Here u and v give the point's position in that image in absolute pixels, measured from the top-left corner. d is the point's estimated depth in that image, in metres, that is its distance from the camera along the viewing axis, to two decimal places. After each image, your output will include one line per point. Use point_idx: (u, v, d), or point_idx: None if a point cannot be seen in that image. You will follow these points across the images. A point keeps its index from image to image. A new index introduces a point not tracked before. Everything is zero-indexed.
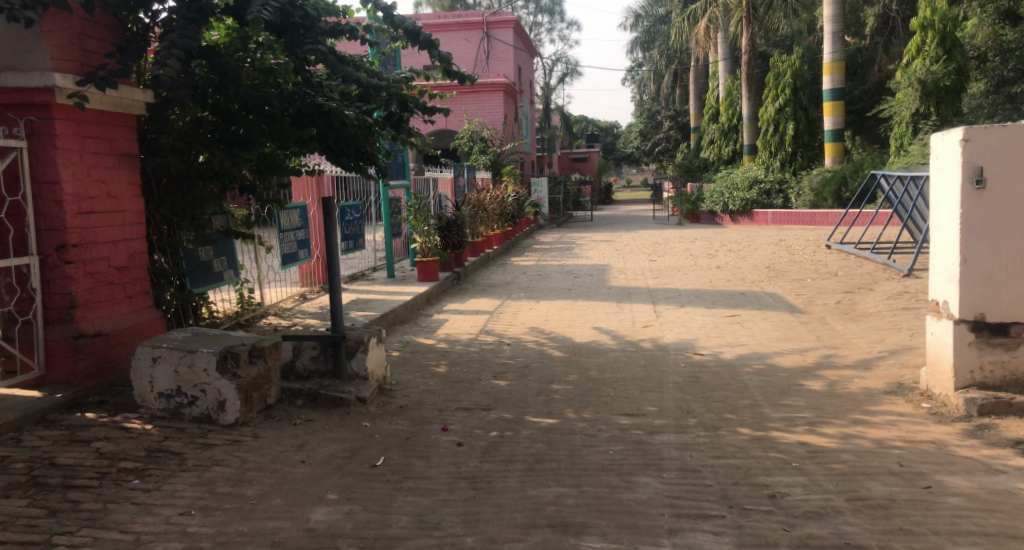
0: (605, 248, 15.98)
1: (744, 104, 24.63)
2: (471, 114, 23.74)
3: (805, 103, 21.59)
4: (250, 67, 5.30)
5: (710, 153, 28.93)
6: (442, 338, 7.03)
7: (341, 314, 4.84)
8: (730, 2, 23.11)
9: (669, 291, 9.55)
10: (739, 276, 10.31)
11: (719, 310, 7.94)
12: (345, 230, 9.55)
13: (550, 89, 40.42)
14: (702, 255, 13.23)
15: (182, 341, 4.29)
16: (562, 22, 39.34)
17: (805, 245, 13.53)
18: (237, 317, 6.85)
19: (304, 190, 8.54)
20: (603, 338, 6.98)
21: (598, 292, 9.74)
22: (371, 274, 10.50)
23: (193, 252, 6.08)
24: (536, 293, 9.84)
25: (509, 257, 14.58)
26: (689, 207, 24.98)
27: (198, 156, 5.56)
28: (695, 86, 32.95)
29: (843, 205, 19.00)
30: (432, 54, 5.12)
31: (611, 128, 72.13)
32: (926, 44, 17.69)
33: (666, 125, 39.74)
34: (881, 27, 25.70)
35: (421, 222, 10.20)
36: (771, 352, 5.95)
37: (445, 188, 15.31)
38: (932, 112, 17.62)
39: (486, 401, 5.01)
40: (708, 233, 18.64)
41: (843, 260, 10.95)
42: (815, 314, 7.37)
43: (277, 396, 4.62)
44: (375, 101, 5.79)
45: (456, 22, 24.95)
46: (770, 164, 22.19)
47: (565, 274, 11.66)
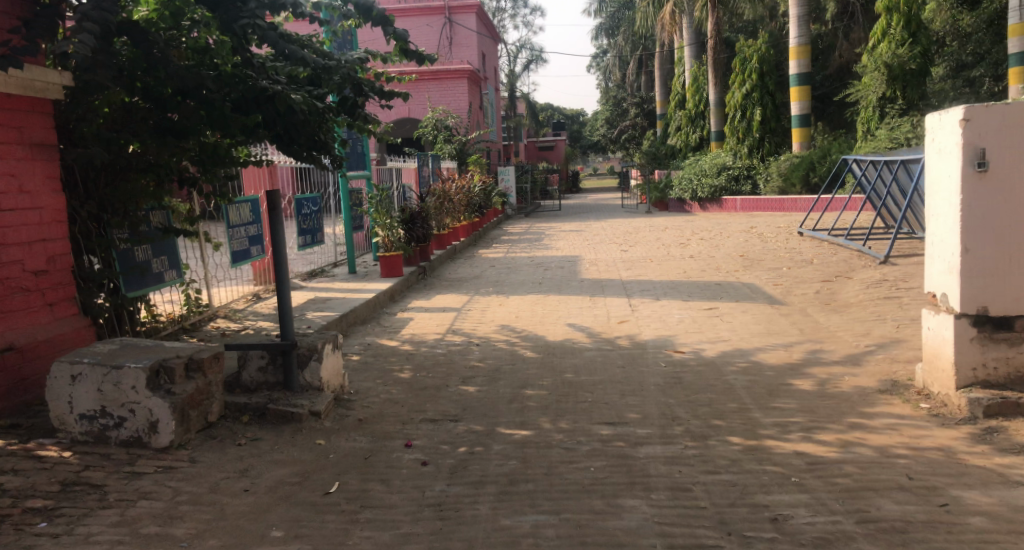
0: (575, 238, 15.63)
1: (710, 90, 24.48)
2: (435, 101, 23.14)
3: (771, 88, 21.49)
4: (183, 47, 4.79)
5: (677, 140, 28.77)
6: (406, 339, 6.57)
7: (291, 319, 4.38)
8: None
9: (643, 283, 9.22)
10: (713, 266, 10.03)
11: (696, 303, 7.63)
12: (302, 224, 9.00)
13: (515, 76, 39.92)
14: (674, 244, 12.94)
15: (107, 355, 3.78)
16: (525, 9, 38.81)
17: (776, 232, 13.35)
18: (182, 321, 6.30)
19: (254, 181, 7.92)
20: (577, 335, 6.60)
21: (570, 285, 9.37)
22: (332, 270, 9.99)
23: (128, 252, 5.48)
24: (505, 287, 9.43)
25: (477, 249, 14.14)
26: (657, 195, 24.85)
27: (128, 146, 5.04)
28: (660, 72, 32.72)
29: (811, 190, 18.90)
30: (386, 31, 4.65)
31: (577, 117, 71.92)
32: (891, 27, 17.55)
33: (632, 112, 39.56)
34: (841, 13, 25.46)
35: (383, 215, 9.69)
36: (755, 348, 5.63)
37: (409, 178, 14.79)
38: (898, 96, 17.57)
39: (453, 411, 4.59)
40: (678, 221, 18.40)
41: (817, 247, 10.72)
42: (796, 305, 7.09)
43: (220, 413, 4.14)
44: (326, 84, 5.31)
45: (417, 8, 24.26)
46: (737, 150, 22.03)
47: (534, 267, 11.28)
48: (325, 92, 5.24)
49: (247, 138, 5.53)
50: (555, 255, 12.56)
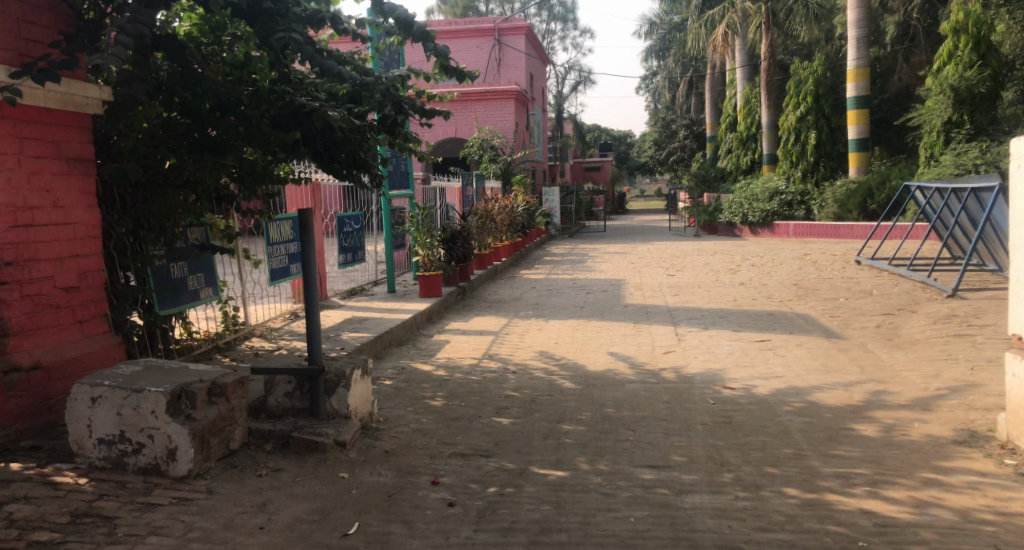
0: (620, 260, 15.31)
1: (763, 113, 23.96)
2: (482, 122, 23.14)
3: (827, 111, 20.86)
4: (222, 63, 4.70)
5: (728, 163, 28.22)
6: (441, 364, 6.35)
7: (319, 343, 4.20)
8: (749, 7, 22.57)
9: (690, 310, 8.86)
10: (765, 295, 9.60)
11: (747, 334, 7.26)
12: (342, 242, 8.91)
13: (563, 97, 39.87)
14: (723, 270, 12.52)
15: (129, 377, 3.65)
16: (575, 30, 38.82)
17: (832, 260, 12.82)
18: (217, 339, 6.18)
19: (297, 198, 7.83)
20: (619, 366, 6.30)
21: (614, 311, 9.05)
22: (371, 288, 9.87)
23: (164, 268, 5.40)
24: (546, 311, 9.16)
25: (519, 270, 13.93)
26: (706, 218, 24.34)
27: (165, 162, 4.96)
28: (712, 94, 32.27)
29: (869, 217, 18.21)
30: (427, 47, 4.49)
31: (625, 138, 71.64)
32: (959, 49, 16.90)
33: (682, 134, 39.09)
34: (901, 35, 25.31)
35: (423, 234, 9.55)
36: (812, 387, 5.25)
37: (453, 198, 14.72)
38: (966, 120, 16.83)
39: (485, 446, 4.34)
40: (727, 246, 17.91)
41: (877, 278, 10.21)
42: (856, 340, 6.66)
43: (242, 440, 3.96)
44: (366, 102, 5.17)
45: (467, 29, 24.49)
46: (791, 175, 21.44)
47: (578, 290, 10.99)
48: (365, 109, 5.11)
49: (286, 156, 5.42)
50: (599, 279, 12.27)
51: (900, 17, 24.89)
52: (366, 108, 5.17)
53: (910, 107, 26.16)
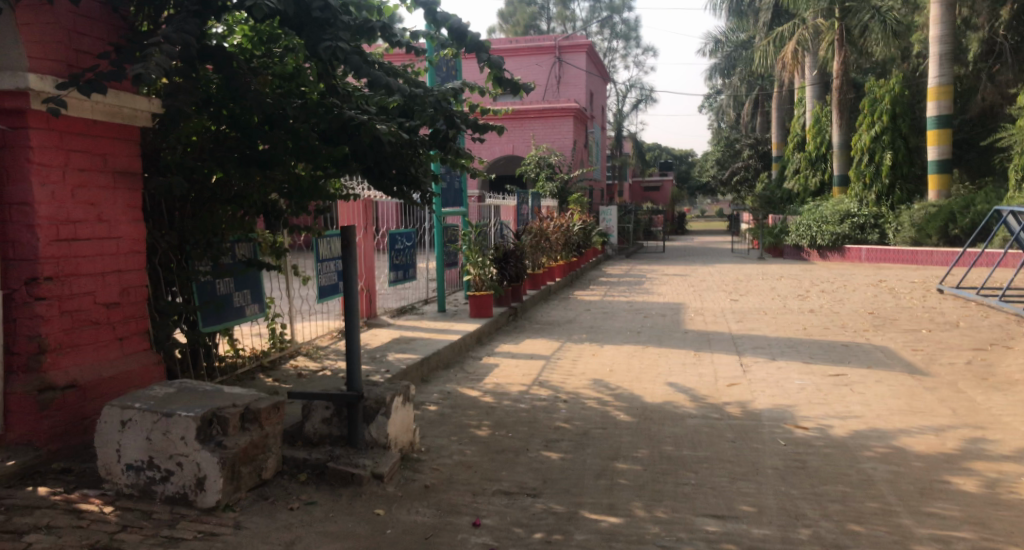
0: (680, 283, 14.81)
1: (834, 133, 23.10)
2: (540, 139, 22.97)
3: (904, 131, 19.94)
4: (270, 74, 4.57)
5: (794, 184, 27.30)
6: (488, 390, 6.04)
7: (359, 369, 3.97)
8: (821, 23, 21.88)
9: (755, 338, 8.37)
10: (838, 324, 9.04)
11: (819, 367, 6.76)
12: (394, 259, 8.78)
13: (623, 116, 39.47)
14: (791, 296, 11.93)
15: (161, 400, 3.48)
16: (637, 48, 38.48)
17: (911, 288, 12.10)
18: (262, 357, 6.03)
19: (348, 214, 7.71)
20: (678, 397, 5.89)
21: (673, 337, 8.62)
22: (422, 307, 9.69)
23: (209, 284, 5.27)
24: (601, 335, 8.80)
25: (574, 291, 13.61)
26: (771, 240, 23.51)
27: (212, 176, 4.81)
28: (779, 113, 31.41)
29: (950, 243, 17.23)
30: (480, 58, 4.24)
31: (686, 158, 70.68)
32: None
33: (746, 154, 38.14)
34: (985, 52, 23.72)
35: (475, 252, 9.33)
36: (896, 431, 4.76)
37: (509, 216, 14.55)
38: None
39: (533, 484, 4.02)
40: (793, 270, 17.18)
41: (963, 310, 9.54)
42: (944, 379, 6.12)
43: (276, 469, 3.74)
44: (417, 116, 4.98)
45: (528, 47, 24.53)
46: (864, 197, 20.54)
47: (635, 313, 10.59)
48: (416, 123, 4.92)
49: (336, 171, 5.27)
50: (659, 302, 11.84)
51: (984, 34, 23.27)
52: (417, 122, 4.97)
53: (996, 126, 25.13)
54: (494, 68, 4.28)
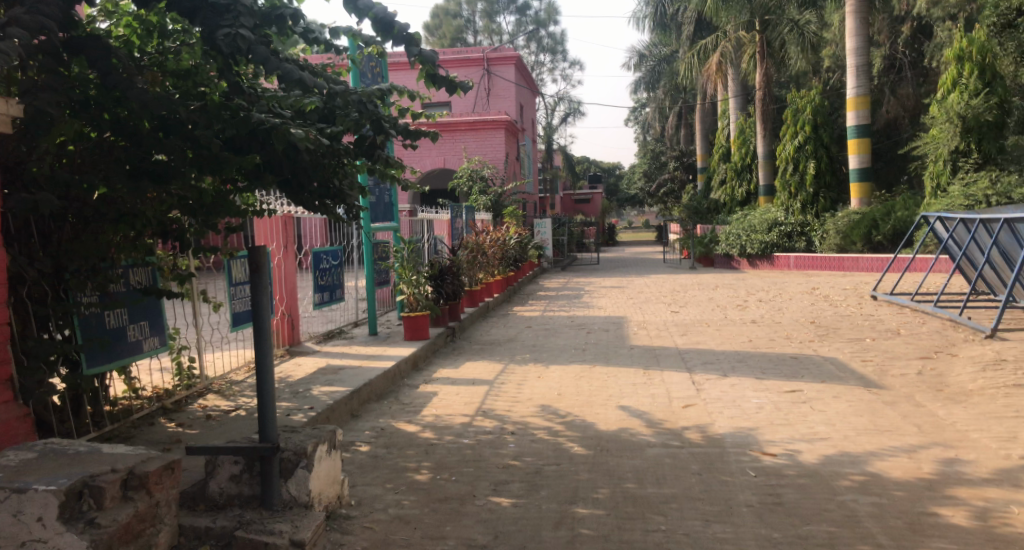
0: (619, 295, 14.56)
1: (759, 143, 23.50)
2: (471, 152, 22.48)
3: (825, 140, 20.44)
4: (160, 70, 3.88)
5: (722, 194, 27.77)
6: (427, 424, 5.46)
7: (273, 415, 3.33)
8: (744, 36, 22.24)
9: (703, 352, 8.06)
10: (782, 335, 8.83)
11: (774, 383, 6.48)
12: (319, 280, 8.09)
13: (552, 129, 39.47)
14: (731, 306, 11.77)
15: (11, 472, 2.75)
16: (564, 62, 38.61)
17: (845, 295, 12.16)
18: (166, 397, 5.25)
19: (266, 232, 7.00)
20: (633, 423, 5.46)
21: (618, 354, 8.21)
22: (351, 330, 9.00)
23: (96, 319, 4.50)
24: (543, 354, 8.31)
25: (512, 306, 13.14)
26: (702, 250, 23.74)
27: (93, 192, 4.05)
28: (703, 125, 31.91)
29: (873, 249, 17.60)
30: (410, 53, 3.70)
31: (613, 170, 71.68)
32: (963, 76, 16.49)
33: (671, 165, 38.76)
34: (888, 68, 25.94)
35: (408, 270, 8.72)
36: (868, 454, 4.44)
37: (442, 231, 14.00)
38: (974, 149, 16.40)
39: (481, 540, 3.48)
40: (727, 279, 17.19)
41: (901, 317, 9.55)
42: (901, 392, 5.93)
43: (169, 545, 3.07)
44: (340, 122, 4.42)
45: (456, 59, 24.12)
46: (790, 206, 20.88)
47: (576, 329, 10.16)
48: (340, 130, 4.36)
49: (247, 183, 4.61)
50: (599, 316, 11.49)
51: (886, 50, 25.54)
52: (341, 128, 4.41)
53: (899, 137, 26.84)
54: (426, 62, 3.74)
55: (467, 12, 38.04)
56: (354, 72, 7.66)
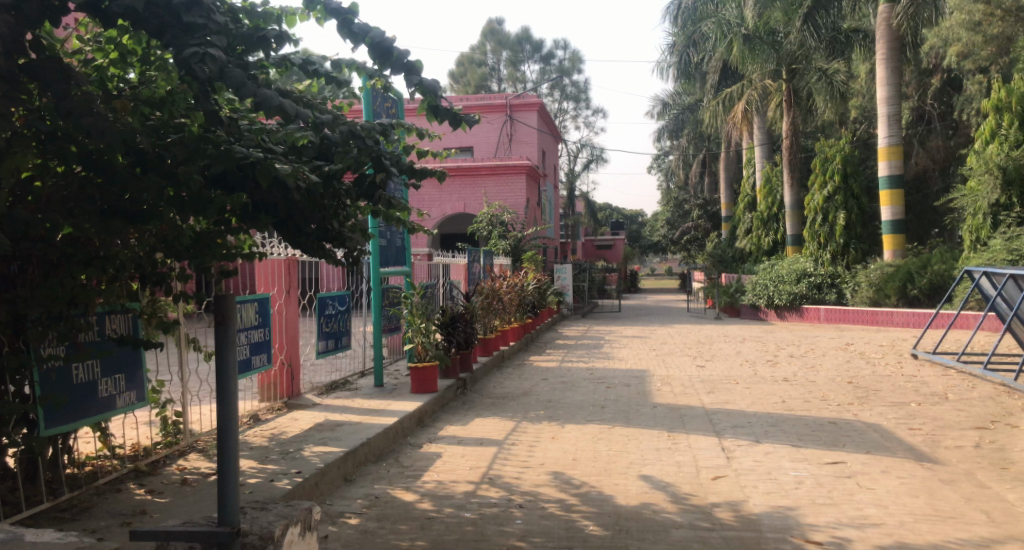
0: (641, 346, 13.95)
1: (786, 193, 22.96)
2: (491, 197, 22.18)
3: (856, 191, 19.90)
4: (135, 100, 3.49)
5: (747, 243, 27.20)
6: (427, 492, 4.92)
7: (234, 492, 2.81)
8: (769, 85, 21.90)
9: (733, 414, 7.44)
10: (819, 396, 8.19)
11: (813, 453, 5.86)
12: (323, 326, 7.65)
13: (574, 175, 39.34)
14: (761, 361, 11.13)
15: None
16: (587, 110, 38.67)
17: (883, 353, 11.45)
18: (144, 456, 4.78)
19: (268, 277, 6.59)
20: (657, 497, 4.88)
21: (640, 413, 7.61)
22: (356, 380, 8.50)
23: (64, 372, 4.05)
24: (560, 411, 7.73)
25: (529, 356, 12.59)
26: (727, 299, 23.11)
27: (59, 231, 3.61)
28: (727, 174, 31.49)
29: (909, 303, 16.85)
30: (409, 81, 3.32)
31: (637, 217, 71.44)
32: (1002, 127, 16.00)
33: (695, 214, 38.41)
34: (916, 119, 25.62)
35: (419, 317, 8.13)
36: (933, 547, 3.84)
37: (458, 275, 13.61)
38: (1016, 203, 15.73)
39: None
40: (755, 331, 16.50)
41: (947, 380, 8.86)
42: (959, 469, 5.29)
43: None
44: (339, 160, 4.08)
45: (479, 105, 24.15)
46: (819, 256, 20.22)
47: (596, 383, 9.57)
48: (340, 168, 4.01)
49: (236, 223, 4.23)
50: (620, 368, 10.89)
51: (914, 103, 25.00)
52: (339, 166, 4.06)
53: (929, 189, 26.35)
54: (426, 92, 3.36)
55: (491, 61, 38.39)
56: (367, 96, 7.41)
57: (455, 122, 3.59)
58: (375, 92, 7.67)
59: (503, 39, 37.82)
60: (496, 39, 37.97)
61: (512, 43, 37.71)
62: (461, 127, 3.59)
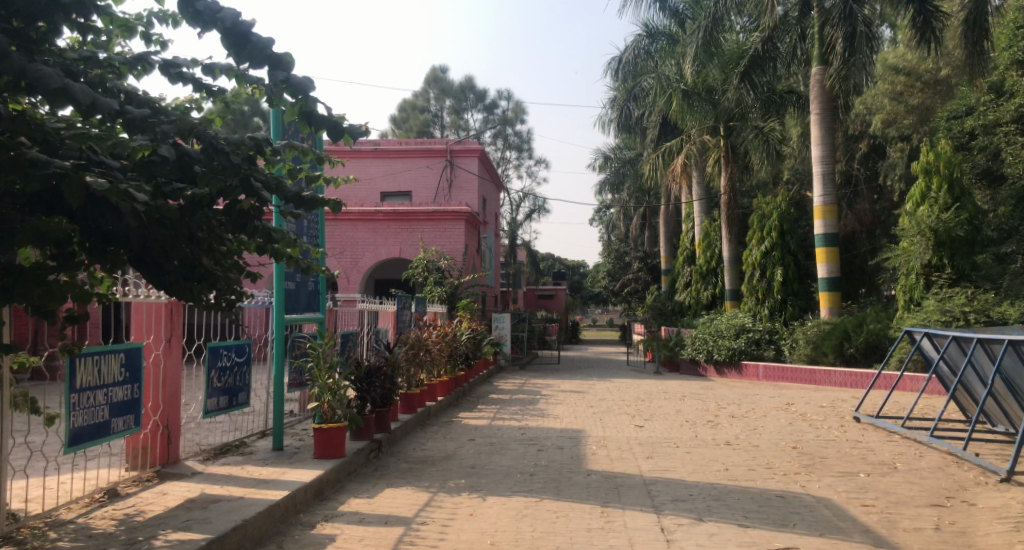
0: (578, 402, 13.23)
1: (724, 248, 22.90)
2: (428, 243, 21.41)
3: (792, 248, 20.07)
4: None
5: (687, 296, 27.08)
6: None
7: None
8: (708, 141, 22.03)
9: (674, 485, 6.74)
10: (764, 464, 7.59)
11: (763, 536, 5.18)
12: (215, 381, 6.70)
13: (517, 224, 39.01)
14: (702, 422, 10.52)
15: None
16: (530, 159, 38.60)
17: (825, 415, 11.00)
18: None
19: (142, 324, 5.71)
20: None
21: (572, 483, 6.82)
22: (253, 442, 7.53)
23: None
24: (483, 480, 6.88)
25: (458, 412, 11.71)
26: (667, 353, 22.80)
27: None
28: (666, 228, 31.54)
29: (846, 362, 16.69)
30: (273, 74, 2.98)
31: (579, 268, 71.56)
32: (932, 190, 16.29)
33: (636, 266, 38.42)
34: (845, 182, 26.21)
35: (325, 371, 7.15)
36: None
37: (386, 323, 12.74)
38: (946, 264, 15.74)
39: None
40: (695, 388, 15.97)
41: (893, 447, 8.41)
42: None
43: None
44: (201, 183, 3.52)
45: (418, 149, 23.62)
46: (757, 312, 20.09)
47: (526, 445, 8.77)
48: (201, 192, 3.46)
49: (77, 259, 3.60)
50: (555, 428, 10.12)
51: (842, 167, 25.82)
52: (200, 191, 3.49)
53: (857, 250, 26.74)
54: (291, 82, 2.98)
55: (434, 107, 38.09)
56: (276, 119, 6.77)
57: (333, 132, 3.18)
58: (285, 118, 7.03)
59: (446, 87, 37.63)
60: (439, 86, 37.76)
61: (456, 91, 37.55)
62: (340, 136, 3.17)
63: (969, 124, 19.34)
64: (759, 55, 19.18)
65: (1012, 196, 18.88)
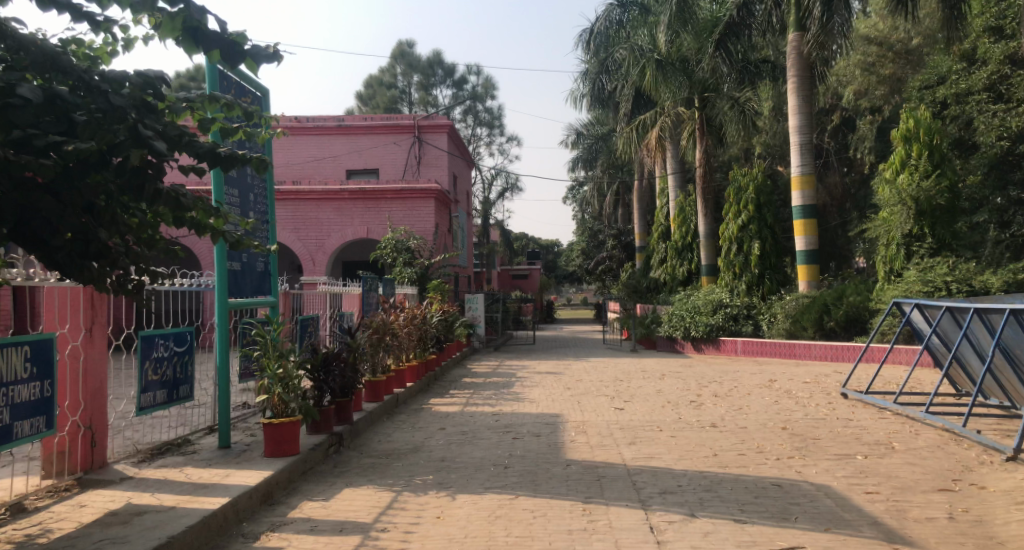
0: (555, 384, 12.67)
1: (699, 222, 22.36)
2: (396, 222, 20.64)
3: (769, 221, 19.58)
4: None
5: (662, 272, 26.69)
6: None
7: None
8: (682, 112, 21.41)
9: (659, 474, 6.19)
10: (754, 449, 7.09)
11: (761, 533, 4.64)
12: (148, 375, 5.94)
13: (488, 203, 38.23)
14: (685, 403, 10.01)
15: None
16: (501, 136, 37.74)
17: (811, 392, 10.56)
18: None
19: (53, 310, 4.97)
20: None
21: (550, 475, 6.23)
22: (198, 441, 6.79)
23: None
24: (452, 476, 6.24)
25: (428, 398, 11.07)
26: (643, 331, 22.34)
27: None
28: (639, 205, 31.06)
29: (825, 336, 16.34)
30: None
31: (554, 248, 70.84)
32: (911, 157, 15.92)
33: (609, 244, 37.98)
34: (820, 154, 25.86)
35: (273, 360, 6.41)
36: None
37: (350, 305, 12.05)
38: (927, 234, 15.41)
39: None
40: (674, 367, 15.47)
41: (888, 425, 7.96)
42: None
43: None
44: (82, 134, 2.82)
45: (384, 125, 22.74)
46: (735, 287, 19.70)
47: (500, 433, 8.18)
48: (82, 146, 2.76)
49: None
50: (530, 413, 9.52)
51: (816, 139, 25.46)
52: (82, 144, 2.78)
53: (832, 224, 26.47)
54: None
55: (401, 84, 36.98)
56: (211, 71, 6.12)
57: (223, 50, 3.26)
58: (219, 72, 6.37)
59: (413, 62, 36.47)
60: (406, 62, 36.63)
61: (423, 67, 36.46)
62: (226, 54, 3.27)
63: (941, 92, 18.95)
64: (734, 22, 18.56)
65: (985, 163, 18.59)
